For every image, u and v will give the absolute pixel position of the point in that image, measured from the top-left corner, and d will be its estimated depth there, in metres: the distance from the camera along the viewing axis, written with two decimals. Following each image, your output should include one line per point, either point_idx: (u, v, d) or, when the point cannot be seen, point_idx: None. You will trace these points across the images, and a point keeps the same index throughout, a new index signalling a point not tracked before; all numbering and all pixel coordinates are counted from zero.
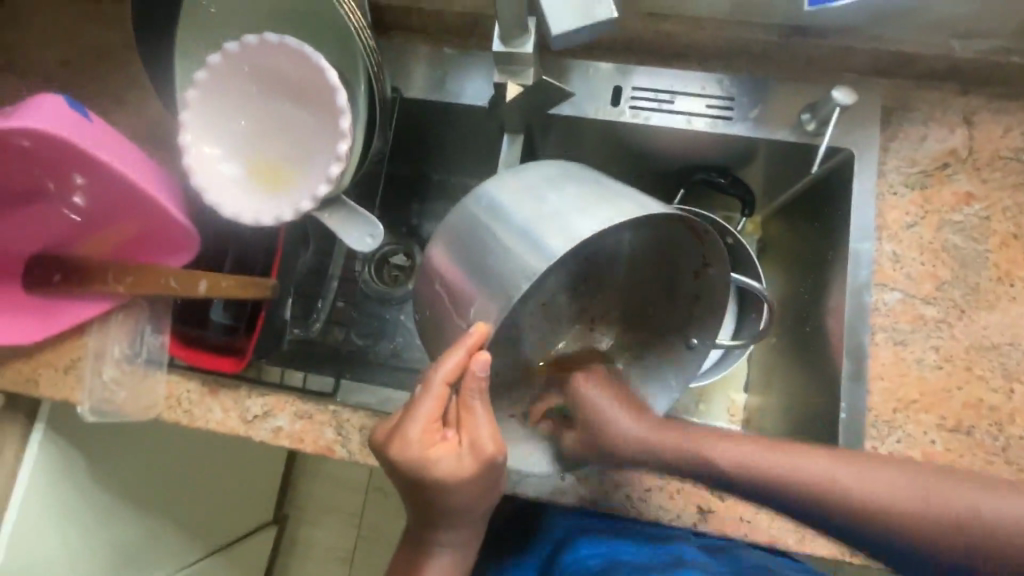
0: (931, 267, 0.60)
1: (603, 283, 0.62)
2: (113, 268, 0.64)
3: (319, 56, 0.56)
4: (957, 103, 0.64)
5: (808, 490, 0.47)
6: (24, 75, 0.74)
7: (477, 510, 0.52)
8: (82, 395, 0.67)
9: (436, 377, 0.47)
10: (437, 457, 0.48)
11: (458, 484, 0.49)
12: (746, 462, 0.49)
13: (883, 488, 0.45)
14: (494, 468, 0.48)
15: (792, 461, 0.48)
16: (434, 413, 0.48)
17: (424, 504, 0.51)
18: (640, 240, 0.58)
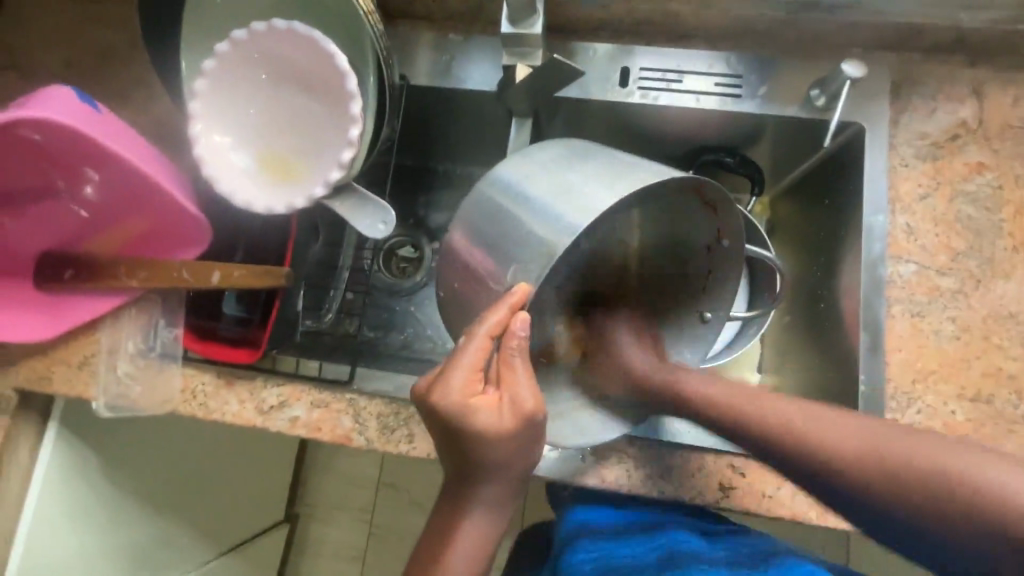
0: (945, 238, 0.60)
1: (609, 260, 0.63)
2: (125, 262, 0.63)
3: (328, 41, 0.56)
4: (965, 75, 0.64)
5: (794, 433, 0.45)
6: (29, 74, 0.74)
7: (513, 474, 0.50)
8: (97, 391, 0.66)
9: (481, 329, 0.46)
10: (476, 410, 0.46)
11: (495, 441, 0.47)
12: (742, 408, 0.49)
13: (851, 438, 0.43)
14: (534, 426, 0.47)
15: (787, 411, 0.47)
16: (476, 364, 0.46)
17: (459, 462, 0.49)
18: (646, 217, 0.59)
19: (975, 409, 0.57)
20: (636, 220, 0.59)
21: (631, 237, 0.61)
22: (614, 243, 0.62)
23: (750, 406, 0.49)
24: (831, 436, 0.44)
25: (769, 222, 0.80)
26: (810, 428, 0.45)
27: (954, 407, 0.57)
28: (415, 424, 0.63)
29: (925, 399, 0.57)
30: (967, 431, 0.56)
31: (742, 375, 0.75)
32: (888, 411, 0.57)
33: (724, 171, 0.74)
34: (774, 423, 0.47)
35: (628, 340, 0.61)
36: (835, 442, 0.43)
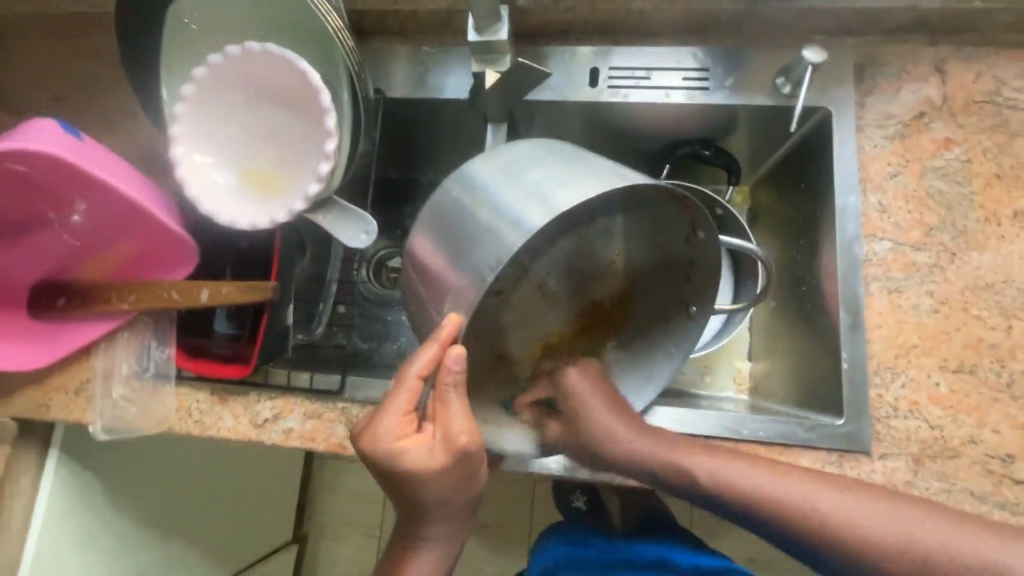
0: (917, 214, 0.61)
1: (592, 257, 0.59)
2: (116, 286, 0.65)
3: (300, 61, 0.58)
4: (927, 53, 0.65)
5: (837, 526, 0.45)
6: (17, 111, 0.76)
7: (458, 502, 0.52)
8: (94, 415, 0.67)
9: (410, 370, 0.49)
10: (407, 448, 0.49)
11: (430, 475, 0.50)
12: (769, 497, 0.47)
13: (866, 516, 0.44)
14: (467, 459, 0.49)
15: (826, 498, 0.46)
16: (406, 406, 0.50)
17: (403, 496, 0.52)
18: (629, 215, 0.57)
19: (958, 379, 0.57)
20: (622, 223, 0.58)
21: (618, 237, 0.59)
22: (601, 241, 0.59)
23: (769, 489, 0.47)
24: (872, 530, 0.44)
25: (749, 211, 0.81)
26: (864, 527, 0.44)
27: (937, 379, 0.57)
28: None
29: (909, 373, 0.58)
30: (952, 402, 0.56)
31: (732, 363, 0.77)
32: (872, 387, 0.58)
33: (702, 163, 0.75)
34: (819, 519, 0.45)
35: (597, 400, 0.58)
36: (881, 538, 0.43)
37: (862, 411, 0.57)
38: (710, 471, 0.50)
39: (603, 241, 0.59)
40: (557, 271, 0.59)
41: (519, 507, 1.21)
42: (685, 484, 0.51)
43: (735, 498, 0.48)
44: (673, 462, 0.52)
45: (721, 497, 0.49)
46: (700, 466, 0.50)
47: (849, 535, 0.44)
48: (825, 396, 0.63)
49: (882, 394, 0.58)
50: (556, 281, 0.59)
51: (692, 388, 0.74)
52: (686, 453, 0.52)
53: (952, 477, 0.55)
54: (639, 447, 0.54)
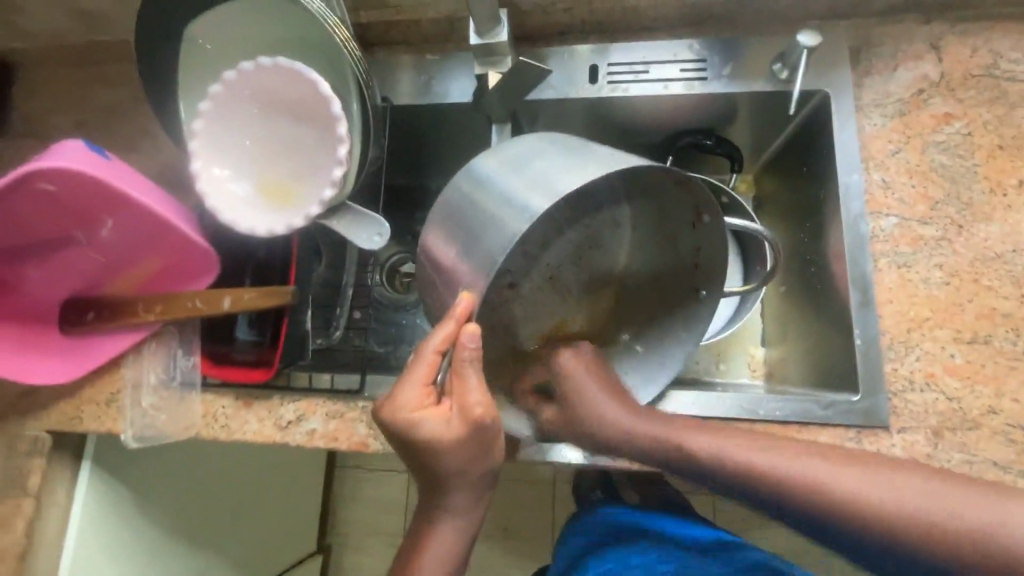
0: (921, 189, 0.61)
1: (604, 246, 0.62)
2: (143, 298, 0.68)
3: (310, 71, 0.60)
4: (922, 32, 0.66)
5: (866, 506, 0.42)
6: (42, 138, 0.80)
7: (476, 473, 0.53)
8: (125, 425, 0.70)
9: (428, 344, 0.51)
10: (425, 418, 0.50)
11: (446, 447, 0.51)
12: (785, 476, 0.45)
13: (874, 490, 0.43)
14: (482, 430, 0.50)
15: (827, 474, 0.44)
16: (425, 379, 0.51)
17: (423, 467, 0.53)
18: (636, 203, 0.58)
19: (973, 350, 0.57)
20: (629, 212, 0.60)
21: (627, 225, 0.61)
22: (608, 230, 0.61)
23: (791, 470, 0.45)
24: (904, 505, 0.42)
25: (755, 199, 0.82)
26: (901, 507, 0.42)
27: (952, 351, 0.57)
28: None
29: (923, 346, 0.58)
30: (968, 373, 0.56)
31: (746, 351, 0.77)
32: (887, 361, 0.58)
33: (703, 152, 0.76)
34: (851, 505, 0.43)
35: (593, 383, 0.57)
36: (897, 515, 0.41)
37: (878, 386, 0.57)
38: (713, 453, 0.48)
39: (611, 232, 0.61)
40: (569, 260, 0.62)
41: (540, 510, 1.21)
42: (697, 467, 0.49)
43: (746, 476, 0.47)
44: (680, 445, 0.50)
45: (744, 485, 0.47)
46: (702, 449, 0.49)
47: (863, 510, 0.42)
48: (840, 374, 0.63)
49: (896, 368, 0.58)
50: (574, 271, 0.63)
51: (707, 376, 0.75)
52: (692, 435, 0.50)
53: (972, 448, 0.55)
54: (641, 430, 0.53)
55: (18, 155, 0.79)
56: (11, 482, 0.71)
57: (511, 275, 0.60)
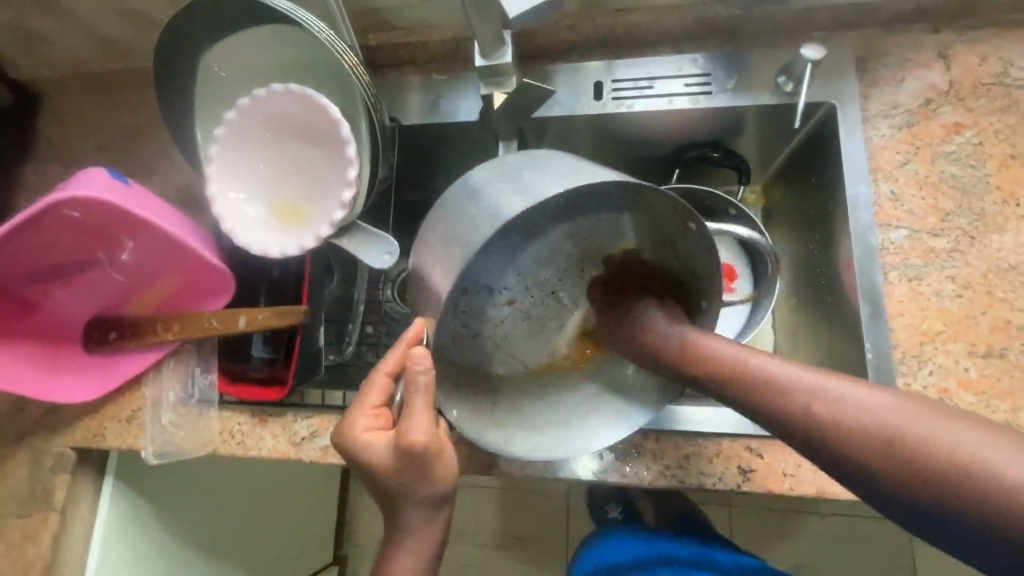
0: (931, 200, 0.61)
1: (607, 257, 0.60)
2: (161, 318, 0.70)
3: (320, 97, 0.62)
4: (930, 41, 0.65)
5: (831, 411, 0.40)
6: (67, 163, 0.83)
7: (423, 494, 0.53)
8: (145, 442, 0.72)
9: (382, 367, 0.56)
10: (370, 437, 0.53)
11: (387, 465, 0.52)
12: (777, 375, 0.44)
13: (865, 406, 0.39)
14: (418, 449, 0.50)
15: (825, 379, 0.42)
16: (377, 401, 0.55)
17: (377, 488, 0.54)
18: (634, 216, 0.55)
19: (989, 364, 0.56)
20: (627, 224, 0.56)
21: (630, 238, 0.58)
22: (610, 240, 0.58)
23: (793, 378, 0.43)
24: (887, 423, 0.38)
25: (764, 209, 0.82)
26: (895, 424, 0.37)
27: (966, 365, 0.56)
28: None
29: (936, 360, 0.57)
30: (983, 387, 0.55)
31: None
32: (899, 376, 0.57)
33: (710, 164, 0.77)
34: (837, 414, 0.40)
35: (660, 320, 0.54)
36: (873, 424, 0.38)
37: None
38: (716, 350, 0.48)
39: (615, 245, 0.58)
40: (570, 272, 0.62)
41: (554, 523, 1.20)
42: (707, 363, 0.48)
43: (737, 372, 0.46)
44: (701, 348, 0.49)
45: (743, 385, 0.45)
46: (710, 349, 0.49)
47: (840, 414, 0.39)
48: None
49: (909, 382, 0.57)
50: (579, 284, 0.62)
51: None
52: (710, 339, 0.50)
53: None
54: (663, 337, 0.52)
55: (46, 180, 0.83)
56: (36, 497, 0.73)
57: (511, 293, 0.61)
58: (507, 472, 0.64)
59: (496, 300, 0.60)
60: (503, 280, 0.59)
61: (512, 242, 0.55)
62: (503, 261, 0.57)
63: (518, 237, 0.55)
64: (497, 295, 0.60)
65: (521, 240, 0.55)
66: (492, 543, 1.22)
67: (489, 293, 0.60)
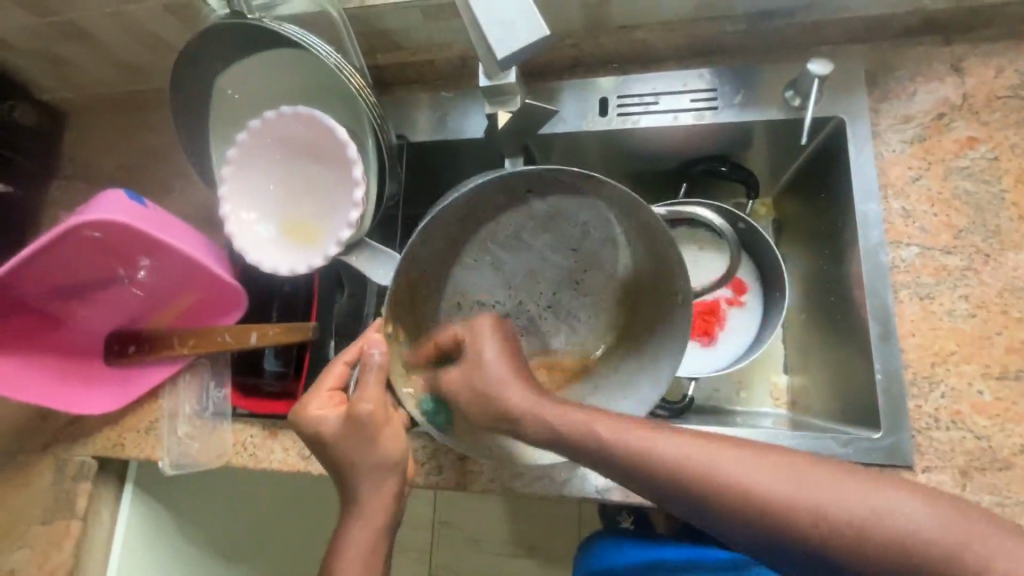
0: (944, 216, 0.60)
1: (594, 260, 0.66)
2: (177, 333, 0.72)
3: (327, 118, 0.63)
4: (943, 53, 0.64)
5: (769, 509, 0.40)
6: (91, 182, 0.87)
7: (367, 466, 0.55)
8: (162, 452, 0.74)
9: (342, 355, 0.59)
10: (322, 412, 0.56)
11: (336, 437, 0.55)
12: (694, 468, 0.42)
13: (784, 490, 0.40)
14: (365, 421, 0.54)
15: (741, 470, 0.41)
16: (334, 383, 0.58)
17: (326, 462, 0.57)
18: (607, 209, 0.61)
19: (1004, 386, 0.55)
20: (609, 223, 0.63)
21: (622, 241, 0.64)
22: (597, 242, 0.65)
23: (717, 468, 0.42)
24: (803, 501, 0.40)
25: (775, 221, 0.81)
26: (834, 509, 0.39)
27: (980, 388, 0.56)
28: (445, 455, 0.66)
29: (948, 382, 0.56)
30: (998, 411, 0.55)
31: (769, 378, 0.76)
32: (910, 398, 0.57)
33: (717, 178, 0.76)
34: (771, 508, 0.40)
35: (498, 355, 0.53)
36: (797, 507, 0.40)
37: (899, 422, 0.56)
38: (626, 445, 0.44)
39: (608, 249, 0.65)
40: (565, 286, 0.68)
41: (566, 533, 1.20)
42: (601, 461, 0.45)
43: (659, 471, 0.43)
44: (591, 433, 0.46)
45: (664, 486, 0.43)
46: (616, 439, 0.45)
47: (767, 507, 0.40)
48: (861, 409, 0.61)
49: (920, 404, 0.56)
50: (578, 297, 0.68)
51: (727, 404, 0.74)
52: (601, 419, 0.46)
53: (1004, 490, 0.53)
54: (544, 407, 0.49)
55: (72, 199, 0.86)
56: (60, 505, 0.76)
57: (504, 307, 0.68)
58: (509, 489, 0.64)
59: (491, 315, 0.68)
60: (496, 294, 0.68)
61: (496, 250, 0.67)
62: (492, 269, 0.68)
63: (501, 246, 0.67)
64: (490, 307, 0.68)
65: (501, 245, 0.67)
66: (505, 550, 1.22)
67: (482, 306, 0.68)
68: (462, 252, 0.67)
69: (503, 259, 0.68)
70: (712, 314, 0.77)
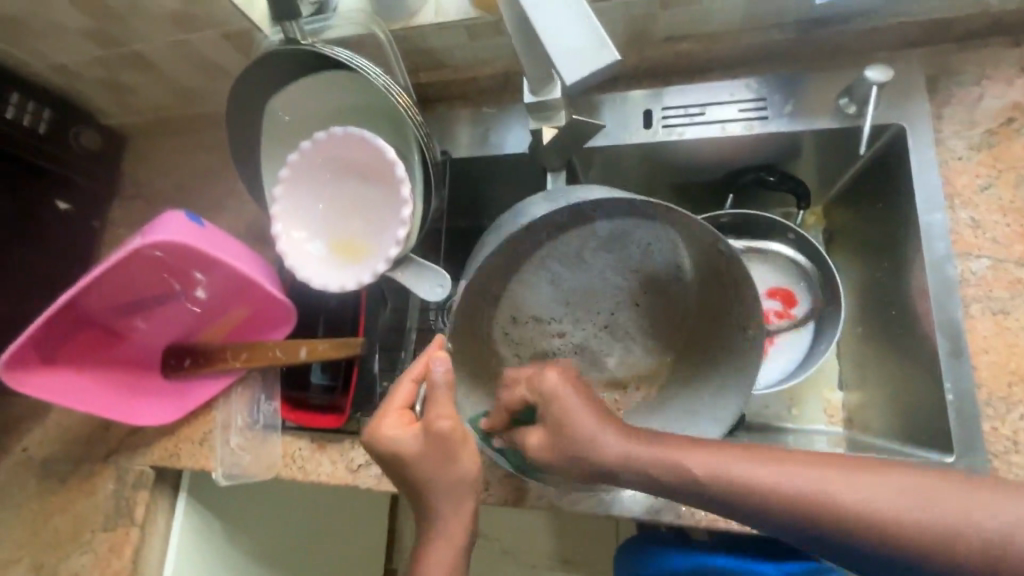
0: (1017, 227, 0.58)
1: (654, 284, 0.66)
2: (230, 347, 0.74)
3: (377, 138, 0.64)
4: (1011, 55, 0.61)
5: (868, 516, 0.39)
6: (148, 201, 0.91)
7: (448, 482, 0.55)
8: (216, 462, 0.76)
9: (408, 372, 0.58)
10: (399, 434, 0.55)
11: (415, 457, 0.54)
12: (782, 491, 0.41)
13: (884, 502, 0.39)
14: (443, 438, 0.53)
15: (832, 484, 0.40)
16: (403, 403, 0.57)
17: (403, 480, 0.56)
18: (679, 237, 0.60)
19: None
20: (680, 250, 0.62)
21: (686, 266, 0.63)
22: (667, 268, 0.65)
23: (810, 489, 0.40)
24: (902, 513, 0.38)
25: (826, 230, 0.78)
26: (928, 515, 0.38)
27: None
28: (489, 472, 0.66)
29: None
30: None
31: (822, 395, 0.73)
32: (985, 419, 0.54)
33: (764, 189, 0.74)
34: (871, 521, 0.39)
35: (584, 405, 0.48)
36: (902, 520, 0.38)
37: (974, 445, 0.54)
38: (706, 468, 0.43)
39: (672, 271, 0.65)
40: (623, 304, 0.67)
41: (602, 548, 1.18)
42: (692, 489, 0.43)
43: (745, 497, 0.42)
44: (682, 468, 0.44)
45: (733, 501, 0.42)
46: (693, 463, 0.43)
47: (870, 521, 0.39)
48: (928, 431, 0.59)
49: (997, 426, 0.54)
50: (635, 316, 0.68)
51: (778, 422, 0.72)
52: (685, 450, 0.44)
53: None
54: (636, 452, 0.45)
55: (131, 217, 0.91)
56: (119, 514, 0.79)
57: (559, 324, 0.67)
58: (556, 507, 0.64)
59: (546, 330, 0.68)
60: (553, 310, 0.67)
61: (555, 265, 0.65)
62: (551, 285, 0.66)
63: (563, 262, 0.65)
64: (547, 323, 0.67)
65: (564, 263, 0.64)
66: (541, 564, 1.21)
67: (538, 322, 0.67)
68: (524, 271, 0.65)
69: (562, 277, 0.65)
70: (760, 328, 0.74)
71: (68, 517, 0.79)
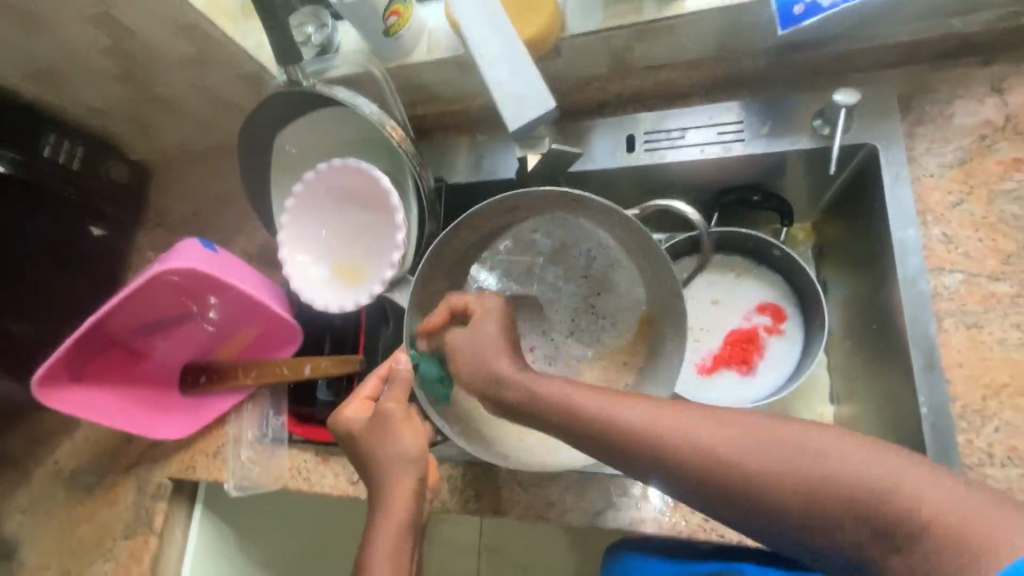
0: (989, 242, 0.59)
1: (612, 291, 0.69)
2: (242, 365, 0.79)
3: (373, 168, 0.69)
4: (981, 74, 0.63)
5: (814, 511, 0.42)
6: (171, 228, 0.97)
7: (392, 464, 0.58)
8: (228, 474, 0.80)
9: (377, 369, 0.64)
10: (354, 414, 0.61)
11: (364, 436, 0.60)
12: (729, 489, 0.43)
13: (829, 503, 0.41)
14: (387, 418, 0.59)
15: (780, 473, 0.42)
16: (368, 393, 0.63)
17: (358, 462, 0.61)
18: (608, 233, 0.66)
19: None
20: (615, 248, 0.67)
21: (627, 263, 0.67)
22: (614, 271, 0.69)
23: (758, 476, 0.43)
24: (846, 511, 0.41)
25: (815, 245, 0.80)
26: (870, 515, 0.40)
27: None
28: (482, 483, 0.68)
29: (1001, 416, 0.55)
30: None
31: (813, 408, 0.73)
32: (960, 432, 0.55)
33: (750, 207, 0.76)
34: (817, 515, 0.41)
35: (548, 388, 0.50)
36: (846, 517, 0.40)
37: (950, 457, 0.55)
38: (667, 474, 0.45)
39: (619, 272, 0.68)
40: (584, 310, 0.71)
41: None
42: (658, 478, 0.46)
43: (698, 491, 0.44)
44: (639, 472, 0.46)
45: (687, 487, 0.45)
46: (652, 468, 0.46)
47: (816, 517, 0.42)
48: (909, 444, 0.60)
49: (972, 439, 0.55)
50: (599, 321, 0.70)
51: None
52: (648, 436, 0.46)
53: None
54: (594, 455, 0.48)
55: (156, 243, 0.97)
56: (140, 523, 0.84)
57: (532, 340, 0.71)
58: (544, 518, 0.66)
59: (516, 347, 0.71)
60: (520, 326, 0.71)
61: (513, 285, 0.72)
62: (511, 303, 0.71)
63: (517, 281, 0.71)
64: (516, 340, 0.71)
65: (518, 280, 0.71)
66: None
67: None
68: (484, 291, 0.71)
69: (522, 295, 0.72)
70: (750, 343, 0.76)
71: (92, 526, 0.84)
